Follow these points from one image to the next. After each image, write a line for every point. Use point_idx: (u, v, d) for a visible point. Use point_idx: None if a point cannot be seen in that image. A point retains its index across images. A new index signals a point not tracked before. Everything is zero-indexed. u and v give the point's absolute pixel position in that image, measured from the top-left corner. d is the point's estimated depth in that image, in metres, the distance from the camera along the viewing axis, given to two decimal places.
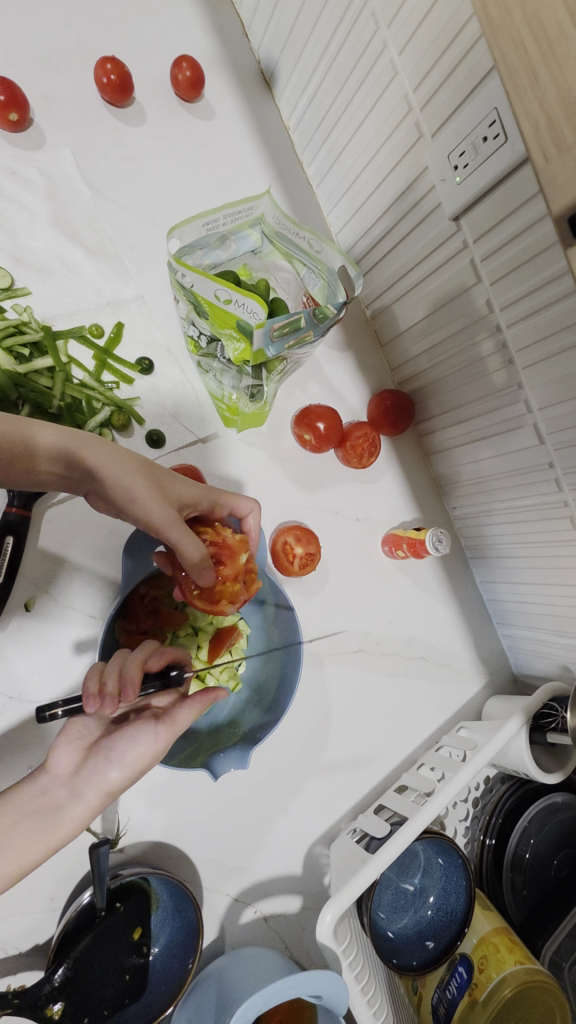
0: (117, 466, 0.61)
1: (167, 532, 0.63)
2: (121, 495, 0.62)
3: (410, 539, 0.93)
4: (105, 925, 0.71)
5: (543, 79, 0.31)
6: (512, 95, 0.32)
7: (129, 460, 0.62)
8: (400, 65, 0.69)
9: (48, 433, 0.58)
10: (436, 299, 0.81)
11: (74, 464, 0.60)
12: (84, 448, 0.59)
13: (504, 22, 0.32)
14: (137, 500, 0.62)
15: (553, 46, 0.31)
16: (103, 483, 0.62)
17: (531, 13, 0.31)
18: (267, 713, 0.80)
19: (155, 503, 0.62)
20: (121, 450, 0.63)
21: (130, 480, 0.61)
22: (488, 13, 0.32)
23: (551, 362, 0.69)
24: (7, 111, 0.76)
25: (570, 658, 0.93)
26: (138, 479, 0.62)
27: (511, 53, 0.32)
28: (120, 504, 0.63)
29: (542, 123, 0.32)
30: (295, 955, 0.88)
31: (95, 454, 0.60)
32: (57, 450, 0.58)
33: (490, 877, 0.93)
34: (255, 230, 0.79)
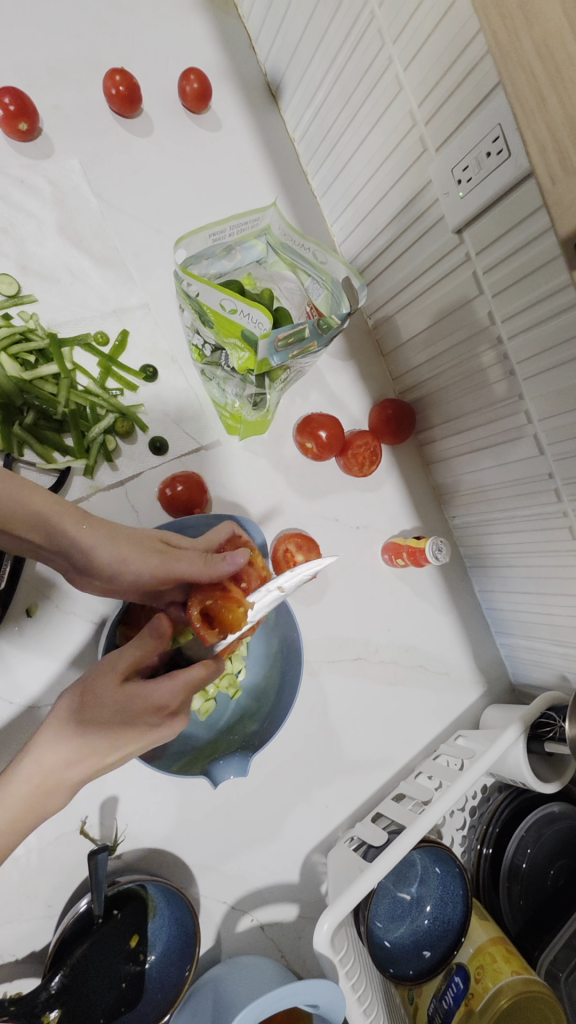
0: (100, 535, 0.63)
1: (169, 570, 0.66)
2: (114, 562, 0.64)
3: (410, 548, 0.93)
4: (104, 932, 0.71)
5: (551, 104, 0.32)
6: (520, 118, 0.33)
7: (105, 528, 0.64)
8: (405, 80, 0.70)
9: (35, 499, 0.57)
10: (438, 310, 0.82)
11: (58, 537, 0.60)
12: (65, 519, 0.60)
13: (514, 49, 0.32)
14: (133, 564, 0.65)
15: (560, 72, 0.31)
16: (89, 553, 0.63)
17: (540, 40, 0.32)
18: (267, 721, 0.80)
19: (143, 554, 0.65)
20: (96, 521, 0.64)
21: (115, 546, 0.64)
22: (498, 38, 0.33)
23: (552, 372, 0.69)
24: (16, 120, 0.77)
25: (568, 668, 0.93)
26: (121, 541, 0.65)
27: (520, 77, 0.33)
28: (117, 572, 0.65)
29: (549, 144, 0.32)
30: (291, 964, 0.88)
31: (79, 528, 0.61)
32: (40, 516, 0.57)
33: (487, 886, 0.92)
34: (261, 241, 0.80)
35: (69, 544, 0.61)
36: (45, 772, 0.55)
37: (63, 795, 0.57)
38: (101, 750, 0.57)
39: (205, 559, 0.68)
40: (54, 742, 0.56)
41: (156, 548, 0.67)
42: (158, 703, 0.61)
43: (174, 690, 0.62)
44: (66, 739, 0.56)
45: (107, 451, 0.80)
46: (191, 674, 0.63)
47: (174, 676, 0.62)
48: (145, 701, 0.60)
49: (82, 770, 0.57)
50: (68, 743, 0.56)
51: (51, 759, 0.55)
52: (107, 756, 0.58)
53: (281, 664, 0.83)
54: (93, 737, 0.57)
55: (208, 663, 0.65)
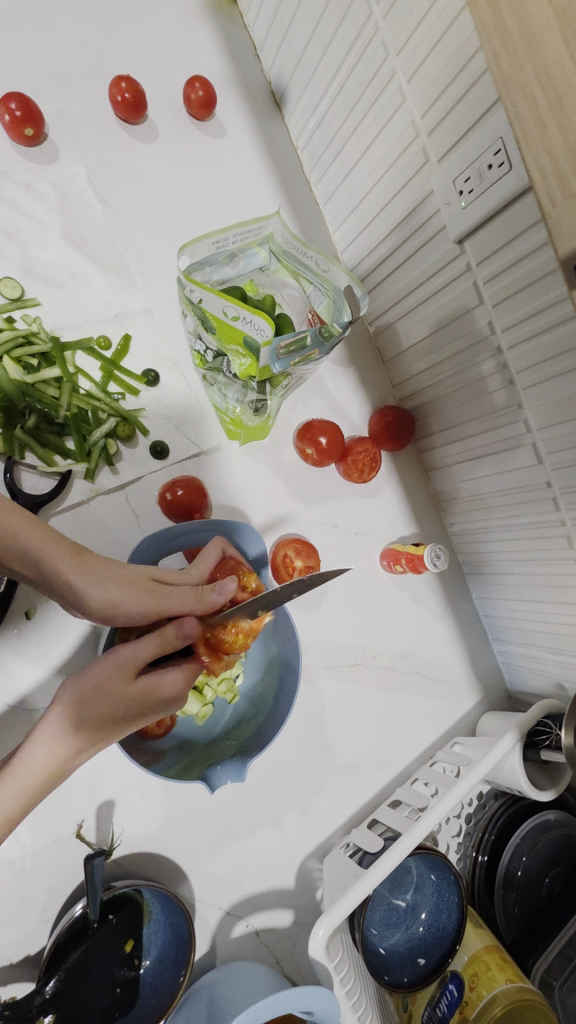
0: (91, 572, 0.63)
1: (160, 608, 0.66)
2: (104, 601, 0.64)
3: (408, 555, 0.94)
4: (98, 936, 0.71)
5: (551, 130, 0.33)
6: (522, 143, 0.34)
7: (99, 564, 0.65)
8: (408, 92, 0.71)
9: (25, 534, 0.58)
10: (438, 319, 0.83)
11: (48, 572, 0.60)
12: (56, 554, 0.60)
13: (516, 76, 0.33)
14: (124, 605, 0.64)
15: (561, 99, 0.32)
16: (79, 592, 0.63)
17: (541, 68, 0.32)
18: (264, 726, 0.80)
19: (135, 594, 0.65)
20: (91, 557, 0.65)
21: (106, 582, 0.64)
22: (501, 66, 0.34)
23: (551, 382, 0.70)
24: (22, 126, 0.78)
25: (565, 676, 0.94)
26: (113, 577, 0.65)
27: (521, 104, 0.34)
28: (109, 610, 0.64)
29: (549, 169, 0.33)
30: (285, 970, 0.87)
31: (67, 564, 0.61)
32: (28, 551, 0.58)
33: (482, 894, 0.93)
34: (264, 248, 0.80)
35: (61, 579, 0.61)
36: (55, 761, 0.56)
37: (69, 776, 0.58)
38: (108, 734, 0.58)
39: (196, 593, 0.69)
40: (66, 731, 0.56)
41: (148, 584, 0.67)
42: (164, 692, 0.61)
43: (181, 679, 0.63)
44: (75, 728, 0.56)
45: (108, 455, 0.81)
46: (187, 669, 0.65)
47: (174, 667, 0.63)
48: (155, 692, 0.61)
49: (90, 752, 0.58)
50: (77, 733, 0.56)
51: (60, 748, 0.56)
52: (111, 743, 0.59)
53: (280, 670, 0.83)
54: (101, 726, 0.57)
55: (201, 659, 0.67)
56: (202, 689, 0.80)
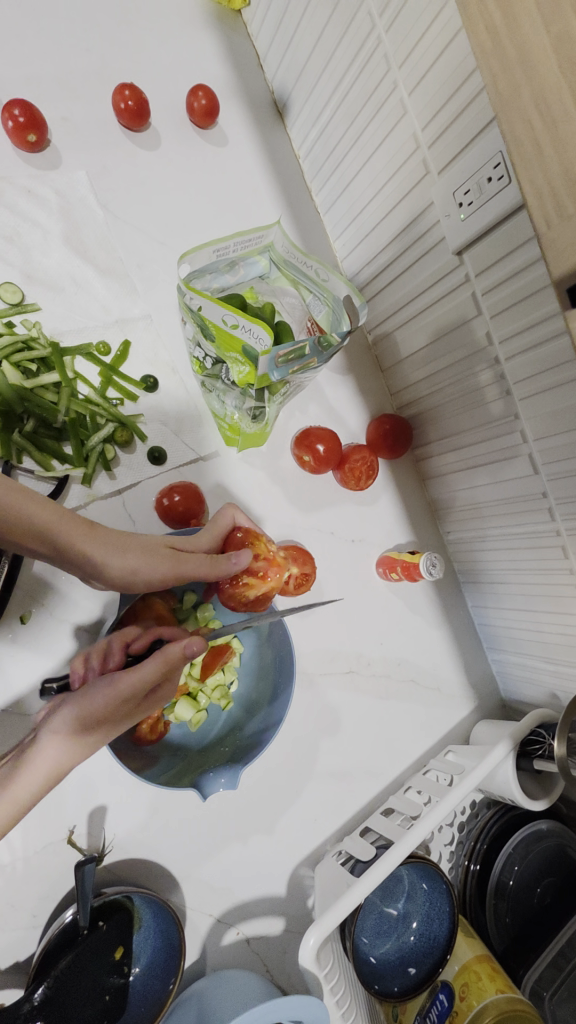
0: (111, 546, 0.62)
1: (177, 572, 0.67)
2: (126, 572, 0.63)
3: (404, 563, 0.94)
4: (88, 943, 0.71)
5: (548, 153, 0.33)
6: (519, 166, 0.35)
7: (115, 537, 0.63)
8: (410, 104, 0.72)
9: (43, 513, 0.55)
10: (437, 328, 0.83)
11: (70, 553, 0.58)
12: (74, 533, 0.58)
13: (514, 100, 0.34)
14: (143, 574, 0.64)
15: (557, 123, 0.33)
16: (98, 567, 0.61)
17: (538, 92, 0.33)
18: (258, 732, 0.81)
19: (152, 562, 0.65)
20: (105, 531, 0.63)
21: (125, 554, 0.63)
22: (499, 89, 0.34)
23: (547, 394, 0.70)
24: (25, 132, 0.78)
25: (558, 686, 0.94)
26: (130, 548, 0.64)
27: (519, 127, 0.34)
28: (129, 581, 0.64)
29: (546, 191, 0.34)
30: (276, 979, 0.87)
31: (85, 541, 0.59)
32: (54, 537, 0.56)
33: (473, 903, 0.93)
34: (264, 257, 0.81)
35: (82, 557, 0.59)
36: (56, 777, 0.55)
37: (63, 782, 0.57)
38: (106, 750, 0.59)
39: (212, 562, 0.71)
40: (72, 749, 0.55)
41: (163, 551, 0.67)
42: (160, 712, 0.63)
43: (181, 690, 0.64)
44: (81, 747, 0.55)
45: (106, 459, 0.81)
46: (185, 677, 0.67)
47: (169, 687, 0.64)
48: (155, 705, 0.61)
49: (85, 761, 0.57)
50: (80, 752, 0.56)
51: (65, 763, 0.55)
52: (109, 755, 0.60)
53: (274, 676, 0.83)
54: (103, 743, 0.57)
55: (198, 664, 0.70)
56: (195, 696, 0.80)
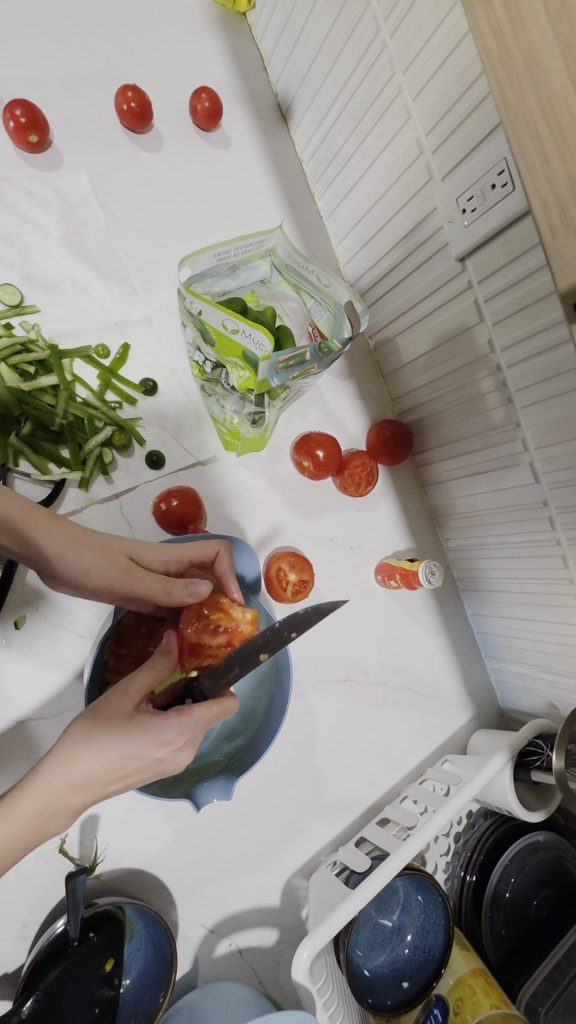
0: (66, 542, 0.64)
1: (127, 585, 0.66)
2: (76, 569, 0.65)
3: (403, 570, 0.93)
4: (79, 954, 0.70)
5: (554, 163, 0.33)
6: (524, 173, 0.34)
7: (76, 535, 0.65)
8: (414, 110, 0.71)
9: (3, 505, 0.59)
10: (438, 335, 0.83)
11: (28, 544, 0.62)
12: (31, 524, 0.61)
13: (520, 107, 0.33)
14: (92, 575, 0.65)
15: (564, 131, 0.32)
16: (51, 561, 0.64)
17: (544, 99, 0.32)
18: (254, 740, 0.80)
19: (105, 566, 0.65)
20: (70, 526, 0.65)
21: (79, 551, 0.64)
22: (504, 95, 0.34)
23: (550, 402, 0.70)
24: (27, 132, 0.78)
25: (557, 696, 0.93)
26: (85, 546, 0.65)
27: (525, 136, 0.34)
28: (83, 579, 0.66)
29: (550, 201, 0.33)
30: (268, 991, 0.86)
31: (43, 534, 0.62)
32: (14, 525, 0.60)
33: (469, 916, 0.92)
34: (265, 261, 0.80)
35: (39, 549, 0.63)
36: (51, 795, 0.53)
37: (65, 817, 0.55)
38: (111, 771, 0.54)
39: (165, 586, 0.66)
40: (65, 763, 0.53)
41: (119, 557, 0.67)
42: (167, 735, 0.55)
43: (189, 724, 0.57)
44: (74, 761, 0.53)
45: (104, 463, 0.80)
46: (202, 714, 0.58)
47: (179, 717, 0.56)
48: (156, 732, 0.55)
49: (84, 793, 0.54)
50: (76, 767, 0.53)
51: (60, 779, 0.53)
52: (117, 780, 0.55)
53: (271, 684, 0.82)
54: (102, 760, 0.53)
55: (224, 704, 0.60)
56: None
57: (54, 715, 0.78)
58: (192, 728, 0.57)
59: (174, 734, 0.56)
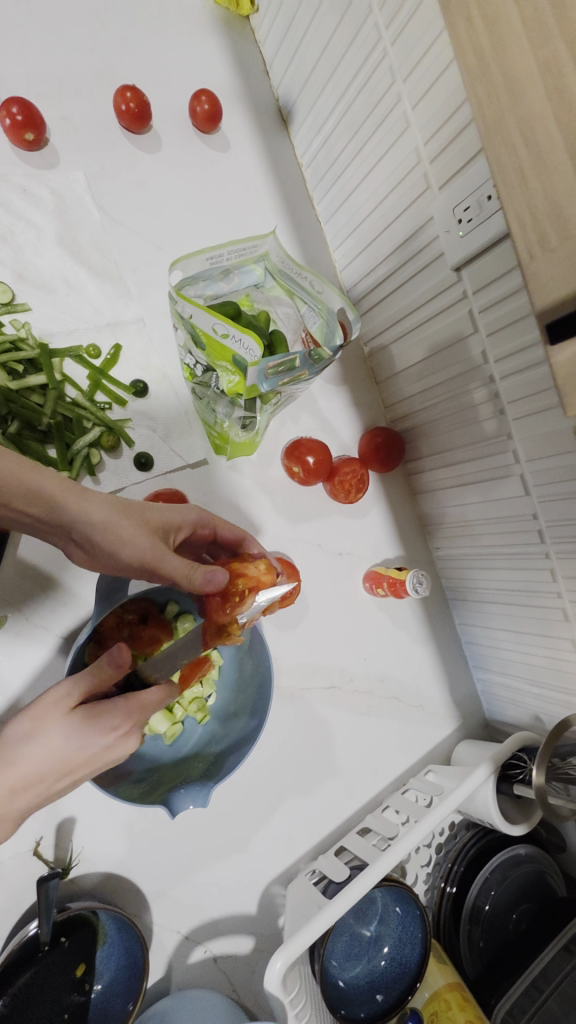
0: (100, 504, 0.64)
1: (157, 562, 0.66)
2: (109, 538, 0.64)
3: (391, 578, 0.93)
4: (49, 959, 0.69)
5: (532, 183, 0.33)
6: (504, 194, 0.34)
7: (109, 502, 0.65)
8: (413, 118, 0.71)
9: (38, 475, 0.59)
10: (432, 344, 0.82)
11: (55, 511, 0.61)
12: (67, 493, 0.61)
13: (500, 126, 0.34)
14: (129, 548, 0.65)
15: (542, 154, 0.32)
16: (85, 530, 0.63)
17: (524, 121, 0.33)
18: (236, 745, 0.79)
19: (141, 535, 0.66)
20: (99, 495, 0.66)
21: (117, 519, 0.65)
22: (485, 114, 0.34)
23: (541, 416, 0.70)
24: (23, 130, 0.77)
25: (542, 709, 0.93)
26: (123, 516, 0.66)
27: (504, 156, 0.34)
28: (110, 552, 0.65)
29: (529, 222, 0.34)
30: (242, 1000, 0.85)
31: (79, 500, 0.62)
32: (46, 493, 0.59)
33: (447, 928, 0.91)
34: (259, 266, 0.80)
35: (68, 516, 0.62)
36: None
37: (10, 821, 0.56)
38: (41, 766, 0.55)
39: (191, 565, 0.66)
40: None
41: (151, 532, 0.67)
42: (113, 725, 0.58)
43: (133, 711, 0.59)
44: (14, 762, 0.54)
45: (91, 464, 0.80)
46: (150, 697, 0.61)
47: (128, 699, 0.60)
48: (100, 722, 0.57)
49: (28, 796, 0.55)
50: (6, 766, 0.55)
51: None
52: (45, 782, 0.56)
53: (253, 691, 0.81)
54: (43, 757, 0.55)
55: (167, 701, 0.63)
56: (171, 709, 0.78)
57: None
58: (140, 718, 0.60)
59: (114, 721, 0.58)
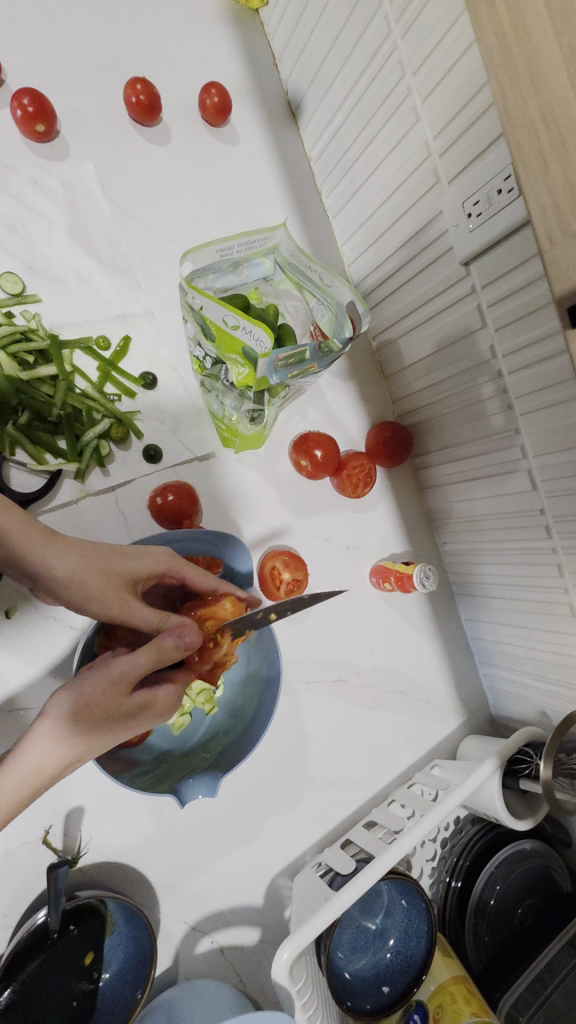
0: (66, 553, 0.64)
1: (122, 613, 0.66)
2: (75, 590, 0.64)
3: (398, 572, 0.93)
4: (58, 946, 0.70)
5: (554, 167, 0.33)
6: (524, 179, 0.35)
7: (76, 551, 0.65)
8: (422, 112, 0.71)
9: (2, 524, 0.60)
10: (440, 338, 0.82)
11: (18, 557, 0.61)
12: (30, 545, 0.61)
13: (521, 112, 0.34)
14: (93, 600, 0.65)
15: (564, 138, 0.32)
16: (50, 579, 0.64)
17: (545, 104, 0.33)
18: (243, 737, 0.80)
19: (107, 592, 0.65)
20: (68, 542, 0.65)
21: (79, 572, 0.64)
22: (506, 100, 0.34)
23: (549, 410, 0.70)
24: (34, 121, 0.77)
25: (548, 704, 0.93)
26: (89, 568, 0.65)
27: (525, 140, 0.34)
28: (74, 602, 0.65)
29: (549, 207, 0.34)
30: (248, 990, 0.86)
31: (44, 550, 0.62)
32: (6, 538, 0.60)
33: (453, 920, 0.91)
34: (269, 259, 0.80)
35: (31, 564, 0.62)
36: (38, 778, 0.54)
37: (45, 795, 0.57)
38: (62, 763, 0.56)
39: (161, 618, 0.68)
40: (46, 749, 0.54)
41: (117, 584, 0.67)
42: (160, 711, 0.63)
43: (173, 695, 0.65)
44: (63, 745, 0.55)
45: (100, 456, 0.80)
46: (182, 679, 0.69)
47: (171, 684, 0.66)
48: (153, 709, 0.62)
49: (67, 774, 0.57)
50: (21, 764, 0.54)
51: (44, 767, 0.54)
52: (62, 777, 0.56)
53: (261, 683, 0.82)
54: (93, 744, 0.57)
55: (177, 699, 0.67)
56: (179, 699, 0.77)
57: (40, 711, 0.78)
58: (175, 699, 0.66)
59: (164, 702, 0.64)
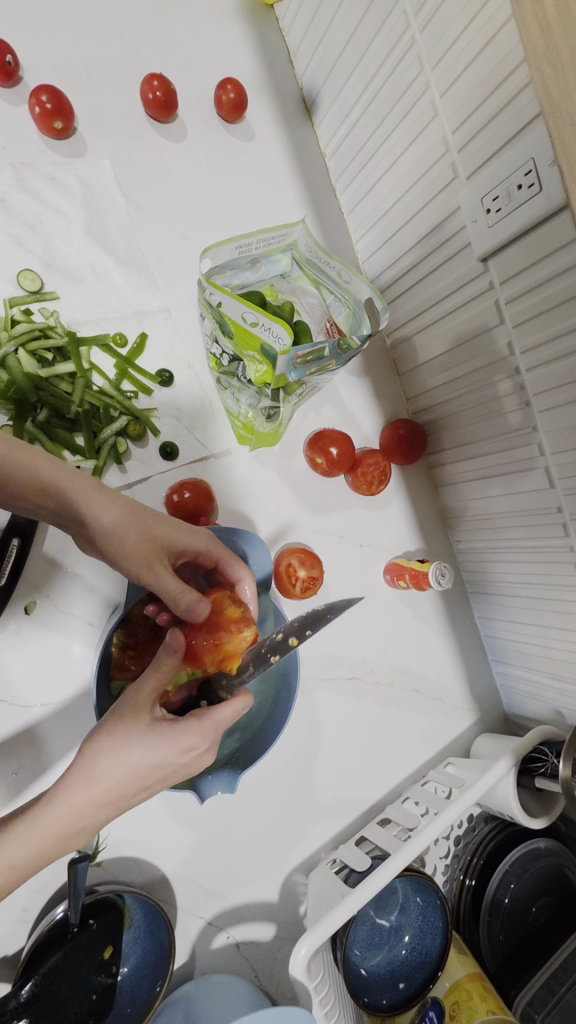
0: (112, 505, 0.64)
1: (151, 578, 0.65)
2: (112, 546, 0.64)
3: (413, 570, 0.93)
4: (78, 940, 0.71)
5: None
6: (567, 172, 0.34)
7: (121, 505, 0.65)
8: (441, 107, 0.70)
9: (54, 472, 0.60)
10: (456, 335, 0.82)
11: (65, 504, 0.61)
12: (79, 493, 0.61)
13: (564, 104, 0.33)
14: (127, 561, 0.65)
15: None
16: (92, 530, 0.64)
17: None
18: (259, 734, 0.80)
19: (142, 554, 0.65)
20: (115, 497, 0.65)
21: (123, 526, 0.64)
22: (549, 93, 0.33)
23: (569, 408, 0.69)
24: (52, 118, 0.77)
25: (563, 704, 0.92)
26: (132, 526, 0.65)
27: (568, 134, 0.33)
28: (111, 557, 0.65)
29: None
30: (264, 986, 0.86)
31: (93, 502, 0.62)
32: (57, 489, 0.60)
33: (467, 920, 0.91)
34: (286, 255, 0.80)
35: (78, 512, 0.62)
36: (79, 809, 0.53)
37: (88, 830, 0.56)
38: (110, 790, 0.54)
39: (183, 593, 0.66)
40: (86, 778, 0.54)
41: (153, 548, 0.66)
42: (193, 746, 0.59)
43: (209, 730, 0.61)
44: (102, 777, 0.54)
45: (118, 453, 0.80)
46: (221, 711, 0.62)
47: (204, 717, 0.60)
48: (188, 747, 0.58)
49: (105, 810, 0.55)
50: (60, 804, 0.53)
51: (85, 797, 0.53)
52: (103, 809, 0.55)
53: (277, 679, 0.82)
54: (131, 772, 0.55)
55: (237, 703, 0.63)
56: None
57: (59, 710, 0.78)
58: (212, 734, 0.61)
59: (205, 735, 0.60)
